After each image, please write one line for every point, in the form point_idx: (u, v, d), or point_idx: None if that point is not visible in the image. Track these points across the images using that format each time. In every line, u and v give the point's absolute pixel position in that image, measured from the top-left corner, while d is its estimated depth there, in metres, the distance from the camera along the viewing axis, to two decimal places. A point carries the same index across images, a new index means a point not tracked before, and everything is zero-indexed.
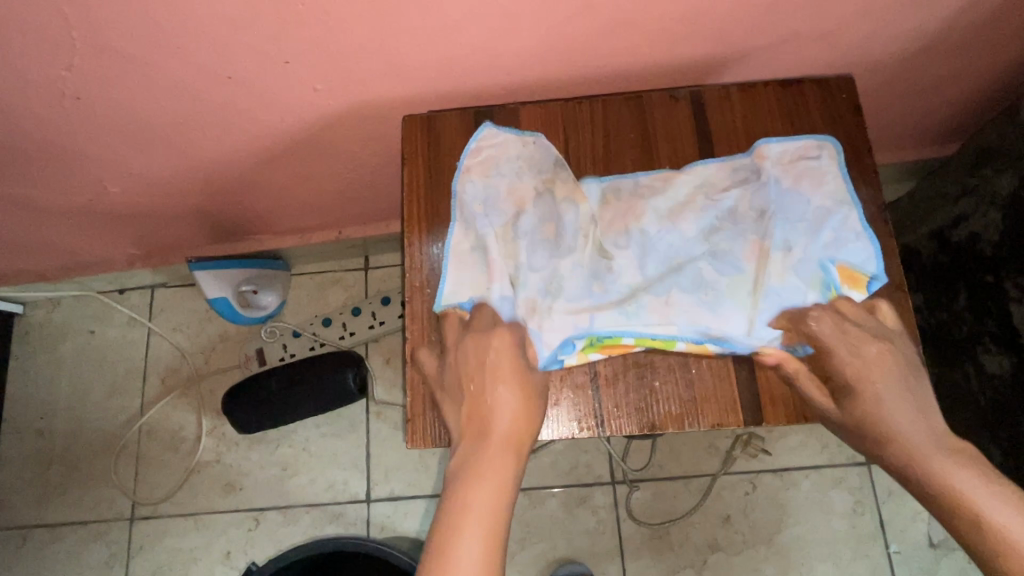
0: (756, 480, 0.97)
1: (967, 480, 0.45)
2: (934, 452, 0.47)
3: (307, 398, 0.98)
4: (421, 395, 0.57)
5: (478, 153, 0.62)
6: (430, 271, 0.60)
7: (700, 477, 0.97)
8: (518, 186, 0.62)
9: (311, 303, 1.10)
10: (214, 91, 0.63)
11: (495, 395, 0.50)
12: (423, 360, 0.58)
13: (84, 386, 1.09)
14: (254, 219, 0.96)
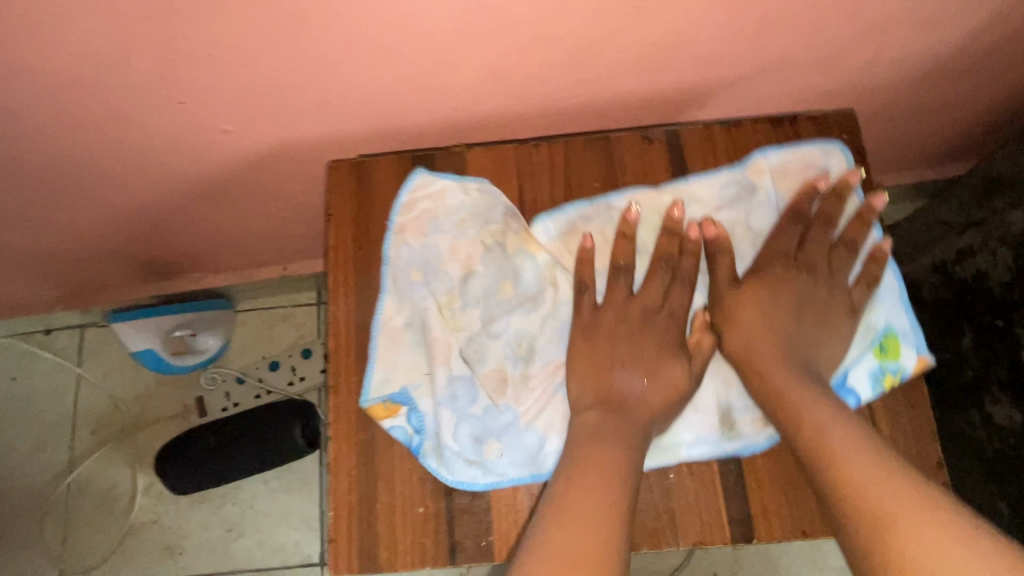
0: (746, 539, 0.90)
1: (873, 482, 0.42)
2: (850, 450, 0.45)
3: (250, 456, 0.89)
4: (347, 505, 0.53)
5: (409, 209, 0.57)
6: (360, 357, 0.55)
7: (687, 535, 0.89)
8: (459, 243, 0.57)
9: (257, 344, 0.99)
10: (102, 130, 0.54)
11: (567, 495, 0.45)
12: (350, 463, 0.53)
13: (6, 440, 0.99)
14: (185, 259, 0.86)
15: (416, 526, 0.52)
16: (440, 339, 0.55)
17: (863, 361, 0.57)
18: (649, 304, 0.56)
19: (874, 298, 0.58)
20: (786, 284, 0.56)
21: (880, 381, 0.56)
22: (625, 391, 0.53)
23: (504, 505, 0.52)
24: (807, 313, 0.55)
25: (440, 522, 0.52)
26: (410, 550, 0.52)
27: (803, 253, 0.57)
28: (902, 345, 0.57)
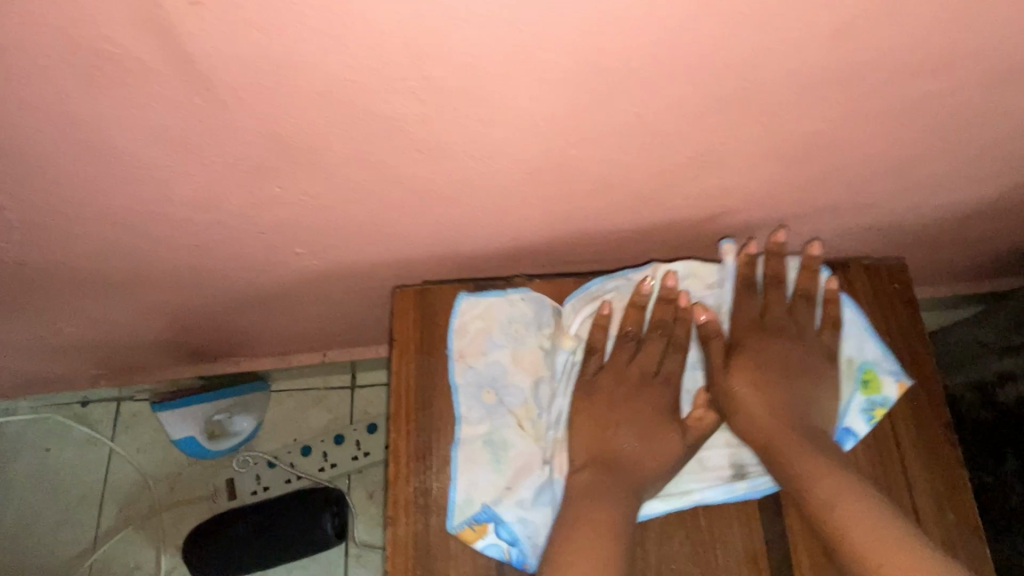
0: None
1: (865, 537, 0.47)
2: (846, 503, 0.49)
3: (277, 547, 0.88)
4: None
5: (468, 327, 0.59)
6: (419, 485, 0.56)
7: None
8: (522, 352, 0.59)
9: (288, 426, 1.00)
10: (180, 256, 0.56)
11: (575, 531, 0.50)
12: None
13: (34, 514, 0.99)
14: (229, 345, 0.87)
15: None
16: (522, 448, 0.57)
17: (849, 396, 0.59)
18: (644, 369, 0.60)
19: (841, 334, 0.61)
20: (769, 347, 0.59)
21: (873, 412, 0.58)
22: (621, 451, 0.56)
23: None
24: (794, 372, 0.58)
25: None
26: None
27: (777, 314, 0.61)
28: (882, 377, 0.59)
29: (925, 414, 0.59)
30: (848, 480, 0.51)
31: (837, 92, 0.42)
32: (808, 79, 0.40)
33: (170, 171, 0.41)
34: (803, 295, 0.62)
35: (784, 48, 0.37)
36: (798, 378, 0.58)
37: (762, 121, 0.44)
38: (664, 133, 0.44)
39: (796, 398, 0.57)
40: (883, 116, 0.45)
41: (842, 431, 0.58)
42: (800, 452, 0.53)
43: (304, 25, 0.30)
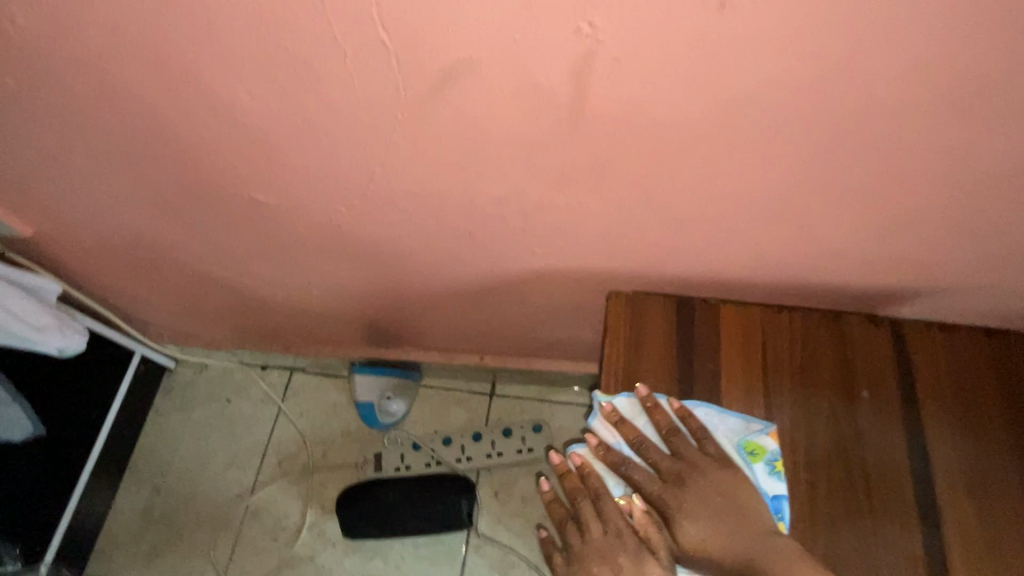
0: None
1: None
2: None
3: (417, 515, 0.99)
4: None
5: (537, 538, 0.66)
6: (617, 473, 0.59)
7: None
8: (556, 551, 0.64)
9: (434, 418, 1.12)
10: (449, 239, 0.73)
11: None
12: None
13: (208, 451, 1.15)
14: (412, 333, 1.03)
15: None
16: None
17: (752, 477, 0.57)
18: (593, 539, 0.59)
19: (710, 435, 0.59)
20: (683, 490, 0.57)
21: (775, 470, 0.57)
22: None
23: None
24: (716, 503, 0.56)
25: None
26: None
27: (667, 462, 0.59)
28: (759, 446, 0.58)
29: None
30: None
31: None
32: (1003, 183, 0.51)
33: (502, 165, 0.58)
34: (678, 369, 0.63)
35: (993, 151, 0.49)
36: (718, 480, 0.57)
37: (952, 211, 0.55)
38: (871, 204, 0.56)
39: (729, 508, 0.56)
40: None
41: (772, 503, 0.56)
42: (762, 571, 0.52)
43: (669, 80, 0.46)
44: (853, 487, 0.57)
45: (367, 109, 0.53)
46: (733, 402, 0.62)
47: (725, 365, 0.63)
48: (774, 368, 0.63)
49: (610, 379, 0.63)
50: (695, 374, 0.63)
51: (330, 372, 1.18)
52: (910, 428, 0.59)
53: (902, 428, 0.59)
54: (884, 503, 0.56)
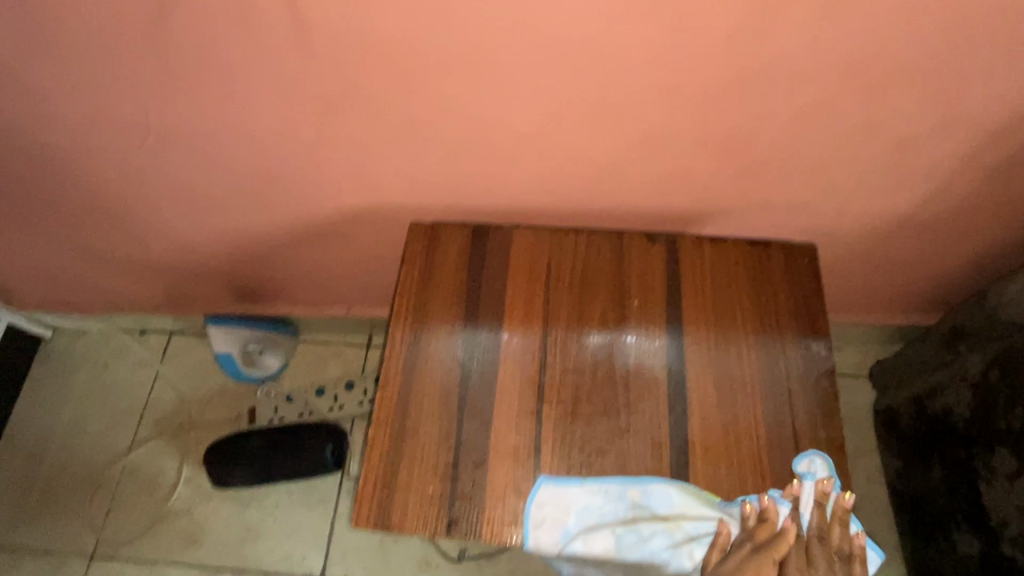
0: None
1: None
2: None
3: (282, 461, 1.01)
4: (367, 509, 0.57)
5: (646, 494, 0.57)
6: (403, 388, 0.62)
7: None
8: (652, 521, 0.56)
9: (310, 371, 1.15)
10: (259, 181, 0.75)
11: None
12: (371, 480, 0.58)
13: (85, 416, 1.15)
14: (272, 287, 1.04)
15: (429, 519, 0.57)
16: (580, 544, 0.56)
17: None
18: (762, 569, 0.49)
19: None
20: None
21: None
22: None
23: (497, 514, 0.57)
24: None
25: (442, 524, 0.56)
26: (415, 523, 0.57)
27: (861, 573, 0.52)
28: None
29: (822, 369, 0.62)
30: None
31: (741, 86, 0.58)
32: (714, 71, 0.57)
33: (264, 91, 0.60)
34: (470, 289, 0.67)
35: (685, 42, 0.54)
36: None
37: (687, 106, 0.61)
38: (615, 107, 0.61)
39: None
40: (780, 115, 0.62)
41: None
42: None
43: None
44: (609, 388, 0.61)
45: (110, 35, 0.55)
46: (514, 318, 0.65)
47: (511, 285, 0.67)
48: (554, 285, 0.67)
49: (404, 303, 0.66)
50: (485, 294, 0.67)
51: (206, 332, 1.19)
52: (670, 331, 0.64)
53: (663, 330, 0.64)
54: (636, 394, 0.61)
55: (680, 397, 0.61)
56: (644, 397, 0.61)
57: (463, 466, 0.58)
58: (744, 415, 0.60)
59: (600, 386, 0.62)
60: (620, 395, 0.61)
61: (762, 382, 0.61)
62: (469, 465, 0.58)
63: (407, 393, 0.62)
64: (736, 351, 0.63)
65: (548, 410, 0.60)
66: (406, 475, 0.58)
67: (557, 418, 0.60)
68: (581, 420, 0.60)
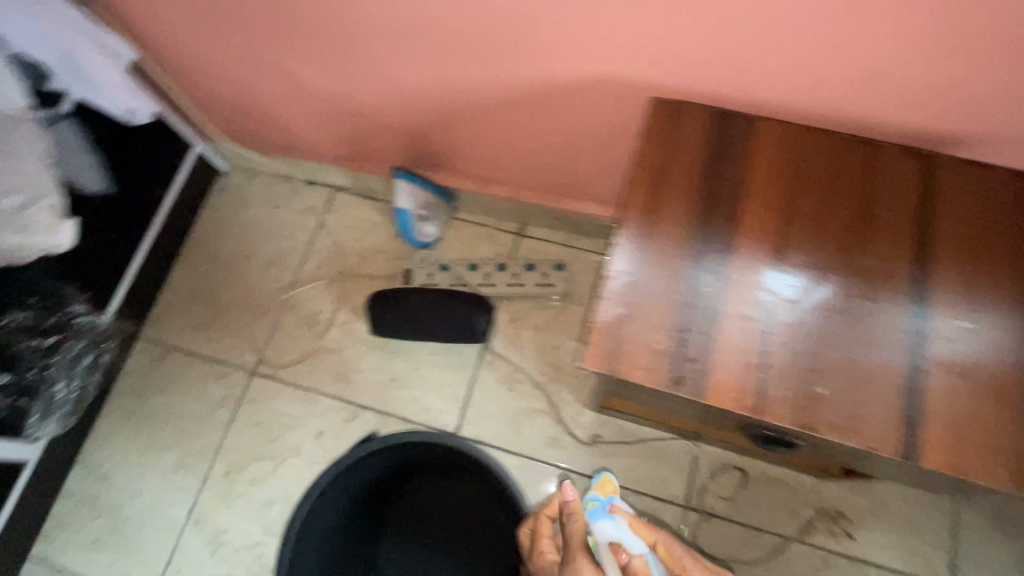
0: (863, 514, 0.96)
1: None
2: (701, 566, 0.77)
3: (438, 321, 1.08)
4: (595, 349, 0.60)
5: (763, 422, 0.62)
6: (636, 250, 0.63)
7: (802, 478, 0.99)
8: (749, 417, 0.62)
9: (463, 246, 1.19)
10: (504, 33, 0.74)
11: None
12: (601, 326, 0.61)
13: (253, 248, 1.24)
14: (453, 156, 1.07)
15: (653, 372, 0.59)
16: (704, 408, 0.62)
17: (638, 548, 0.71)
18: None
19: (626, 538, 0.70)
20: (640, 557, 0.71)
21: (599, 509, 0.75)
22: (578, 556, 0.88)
23: (722, 386, 0.58)
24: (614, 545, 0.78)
25: (666, 381, 0.59)
26: (639, 372, 0.59)
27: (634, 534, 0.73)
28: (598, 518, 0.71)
29: None
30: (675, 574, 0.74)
31: None
32: None
33: None
34: (711, 170, 0.67)
35: None
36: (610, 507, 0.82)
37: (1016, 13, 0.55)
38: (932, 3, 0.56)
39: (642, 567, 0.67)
40: None
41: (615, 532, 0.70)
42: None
43: None
44: (845, 290, 0.61)
45: None
46: (754, 206, 0.65)
47: (753, 173, 0.66)
48: (798, 182, 0.65)
49: (643, 171, 0.67)
50: (720, 176, 0.66)
51: (370, 193, 1.24)
52: (915, 248, 0.62)
53: (909, 246, 0.62)
54: (875, 301, 0.60)
55: (920, 313, 0.60)
56: (883, 305, 0.60)
57: (693, 332, 0.60)
58: (991, 343, 0.58)
59: (836, 287, 0.61)
60: (857, 298, 0.60)
61: (1013, 316, 0.59)
62: (698, 333, 0.60)
63: (640, 255, 0.63)
64: (988, 280, 0.60)
65: (780, 299, 0.61)
66: (634, 325, 0.61)
67: (791, 307, 0.60)
68: (814, 313, 0.60)
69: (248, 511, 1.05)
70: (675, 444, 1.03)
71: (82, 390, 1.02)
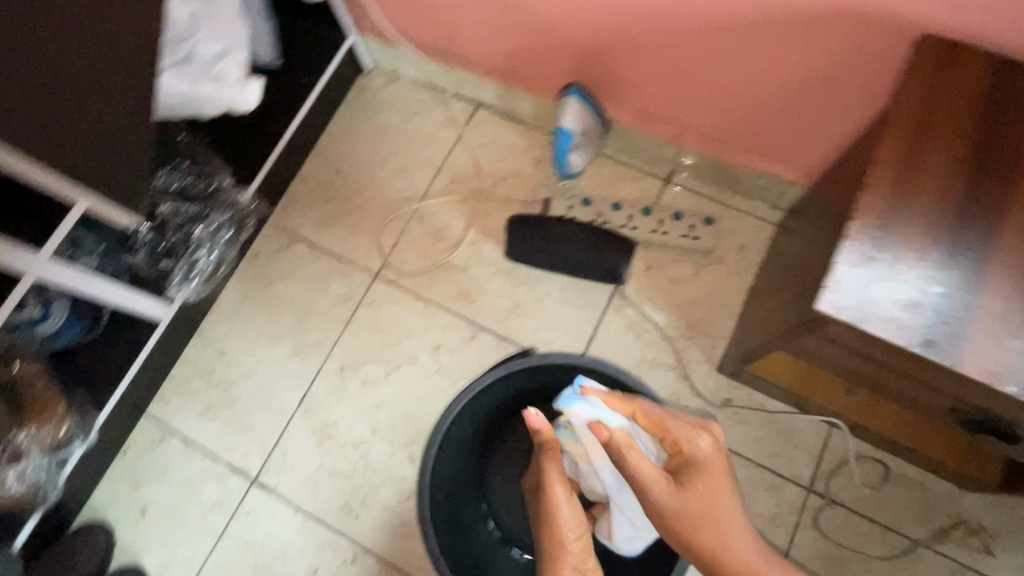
0: (1002, 531, 0.91)
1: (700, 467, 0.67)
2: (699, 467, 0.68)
3: (576, 254, 1.03)
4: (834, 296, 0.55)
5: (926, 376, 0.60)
6: (889, 198, 0.58)
7: (940, 482, 0.93)
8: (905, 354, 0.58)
9: (605, 184, 1.13)
10: None
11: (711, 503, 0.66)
12: (843, 272, 0.55)
13: (386, 153, 1.20)
14: (623, 85, 1.00)
15: (897, 331, 0.54)
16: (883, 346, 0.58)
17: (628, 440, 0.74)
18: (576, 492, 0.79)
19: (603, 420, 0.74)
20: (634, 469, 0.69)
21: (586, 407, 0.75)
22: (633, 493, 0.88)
23: (978, 360, 0.52)
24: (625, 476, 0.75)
25: (915, 342, 0.53)
26: (882, 327, 0.54)
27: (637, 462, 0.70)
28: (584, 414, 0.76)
29: None
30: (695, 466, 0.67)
31: None
32: None
33: None
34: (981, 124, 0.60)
35: None
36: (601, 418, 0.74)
37: None
38: None
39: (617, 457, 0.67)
40: None
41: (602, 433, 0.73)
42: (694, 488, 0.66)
43: None
44: None
45: None
46: None
47: None
48: None
49: (902, 114, 0.61)
50: (1000, 140, 0.59)
51: (514, 114, 1.19)
52: None
53: None
54: None
55: None
56: None
57: (949, 295, 0.54)
58: None
59: None
60: None
61: None
62: (956, 296, 0.54)
63: (892, 205, 0.57)
64: None
65: None
66: (884, 277, 0.55)
67: None
68: None
69: (357, 410, 1.05)
70: (805, 422, 0.98)
71: (219, 261, 1.05)
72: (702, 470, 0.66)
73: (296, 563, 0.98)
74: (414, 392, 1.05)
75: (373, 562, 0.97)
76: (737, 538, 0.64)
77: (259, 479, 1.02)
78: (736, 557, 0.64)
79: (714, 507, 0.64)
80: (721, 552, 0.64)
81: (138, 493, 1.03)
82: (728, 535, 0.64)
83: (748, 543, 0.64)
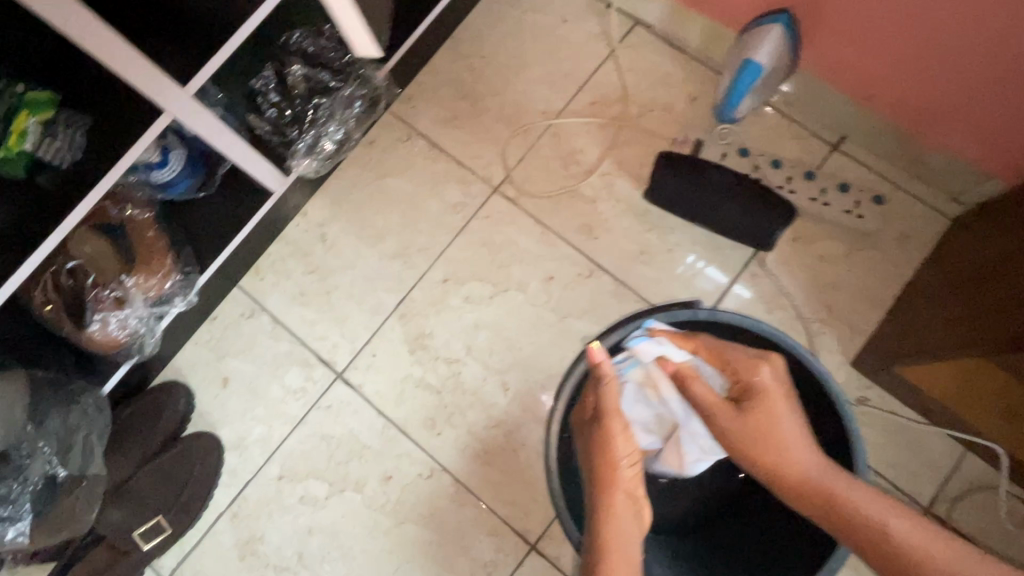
0: None
1: (768, 387, 0.63)
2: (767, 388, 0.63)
3: (729, 208, 0.92)
4: None
5: None
6: None
7: None
8: None
9: (766, 137, 1.01)
10: None
11: (772, 430, 0.62)
12: None
13: (528, 58, 1.08)
14: (828, 27, 0.86)
15: None
16: None
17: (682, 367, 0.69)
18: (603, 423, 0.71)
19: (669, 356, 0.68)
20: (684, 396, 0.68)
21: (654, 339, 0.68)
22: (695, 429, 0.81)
23: None
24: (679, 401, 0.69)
25: None
26: None
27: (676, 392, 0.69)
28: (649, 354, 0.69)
29: None
30: (760, 394, 0.63)
31: None
32: None
33: None
34: None
35: None
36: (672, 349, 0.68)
37: None
38: None
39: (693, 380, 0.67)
40: None
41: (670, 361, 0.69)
42: (758, 415, 0.63)
43: None
44: None
45: None
46: None
47: None
48: None
49: None
50: None
51: (678, 40, 1.06)
52: None
53: None
54: None
55: None
56: None
57: None
58: None
59: None
60: None
61: None
62: None
63: None
64: None
65: None
66: None
67: None
68: None
69: (455, 325, 0.99)
70: (939, 438, 0.89)
71: (343, 139, 1.00)
72: (758, 394, 0.63)
73: (372, 465, 0.95)
74: (518, 319, 0.98)
75: (448, 482, 0.93)
76: (797, 454, 0.62)
77: (345, 375, 0.98)
78: (797, 472, 0.61)
79: (773, 427, 0.62)
80: (780, 468, 0.62)
81: (222, 363, 1.00)
82: (790, 452, 0.62)
83: (809, 457, 0.62)
